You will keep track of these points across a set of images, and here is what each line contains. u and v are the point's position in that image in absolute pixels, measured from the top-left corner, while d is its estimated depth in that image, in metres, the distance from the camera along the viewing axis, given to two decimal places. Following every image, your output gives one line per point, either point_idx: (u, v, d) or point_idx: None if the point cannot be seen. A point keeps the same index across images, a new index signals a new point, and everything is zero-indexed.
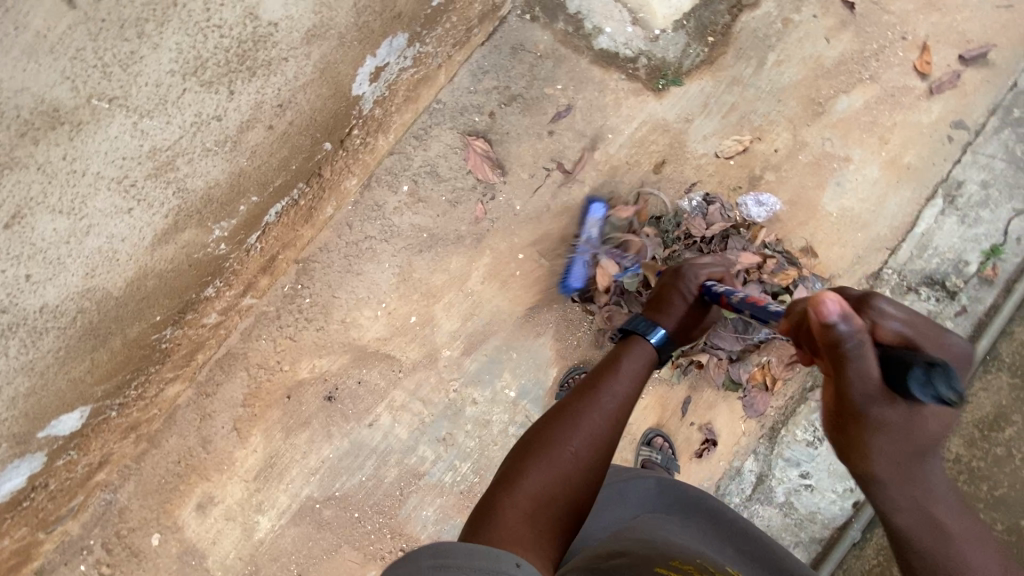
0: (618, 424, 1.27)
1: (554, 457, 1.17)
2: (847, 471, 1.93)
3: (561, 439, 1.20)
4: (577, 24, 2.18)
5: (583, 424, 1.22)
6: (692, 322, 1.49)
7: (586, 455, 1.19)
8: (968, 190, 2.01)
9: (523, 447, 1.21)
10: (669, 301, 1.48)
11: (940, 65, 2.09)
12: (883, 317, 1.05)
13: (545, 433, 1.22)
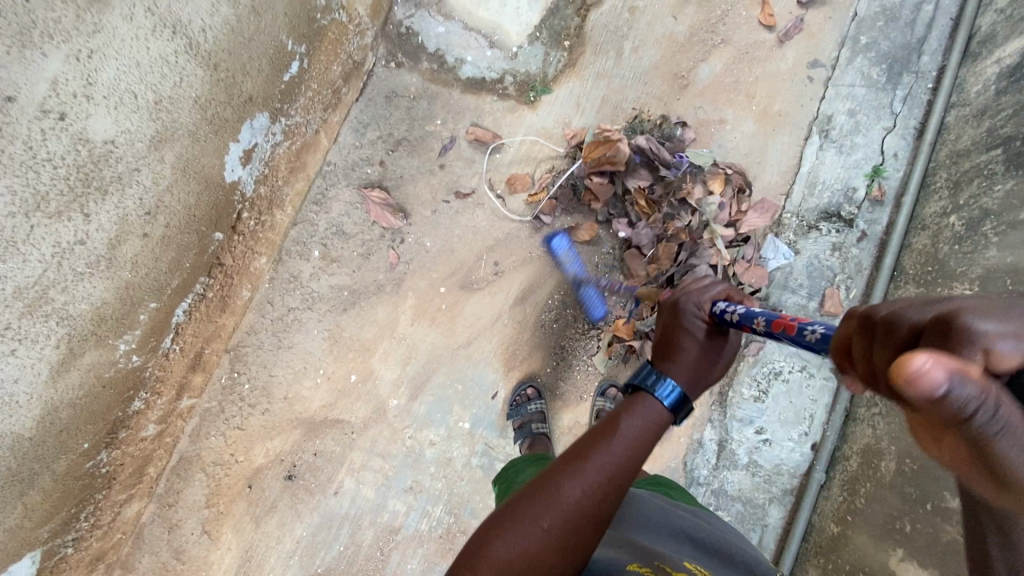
0: (614, 489, 1.05)
1: (524, 531, 0.98)
2: (797, 417, 1.92)
3: (534, 512, 1.00)
4: (439, 60, 2.26)
5: (570, 491, 1.02)
6: (709, 362, 1.20)
7: (570, 529, 0.99)
8: (839, 121, 2.08)
9: (497, 514, 1.04)
10: (680, 347, 1.21)
11: (783, 14, 2.18)
12: (990, 336, 0.60)
13: (528, 495, 1.03)
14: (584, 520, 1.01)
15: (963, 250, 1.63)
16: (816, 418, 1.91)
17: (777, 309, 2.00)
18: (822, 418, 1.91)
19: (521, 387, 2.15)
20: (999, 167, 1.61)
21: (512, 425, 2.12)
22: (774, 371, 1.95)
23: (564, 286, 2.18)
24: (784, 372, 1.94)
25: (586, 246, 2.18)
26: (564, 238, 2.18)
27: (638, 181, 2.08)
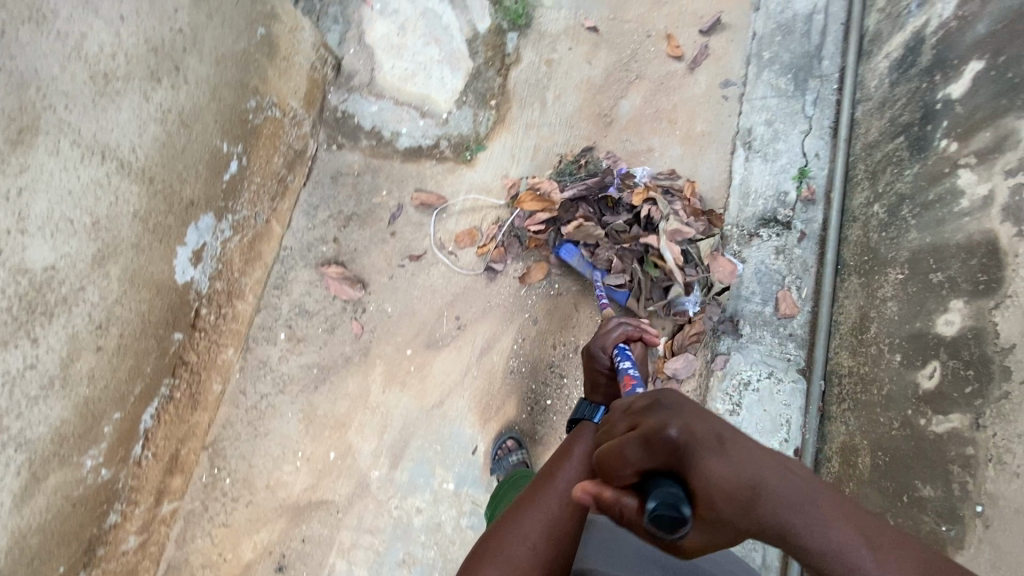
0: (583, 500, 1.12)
1: (509, 555, 1.04)
2: (773, 424, 1.87)
3: (518, 535, 1.07)
4: (377, 136, 2.38)
5: (542, 512, 1.10)
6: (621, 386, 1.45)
7: (551, 545, 1.05)
8: (758, 132, 2.18)
9: (485, 541, 1.09)
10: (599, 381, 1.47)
11: (688, 44, 2.33)
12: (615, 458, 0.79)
13: (507, 522, 1.11)
14: (560, 532, 1.06)
15: (890, 236, 1.67)
16: (793, 422, 1.86)
17: (735, 319, 2.01)
18: (798, 421, 1.86)
19: (499, 440, 2.12)
20: (905, 153, 1.68)
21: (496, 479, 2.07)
22: (742, 381, 1.94)
23: (527, 330, 2.21)
24: (751, 381, 1.93)
25: (541, 288, 2.21)
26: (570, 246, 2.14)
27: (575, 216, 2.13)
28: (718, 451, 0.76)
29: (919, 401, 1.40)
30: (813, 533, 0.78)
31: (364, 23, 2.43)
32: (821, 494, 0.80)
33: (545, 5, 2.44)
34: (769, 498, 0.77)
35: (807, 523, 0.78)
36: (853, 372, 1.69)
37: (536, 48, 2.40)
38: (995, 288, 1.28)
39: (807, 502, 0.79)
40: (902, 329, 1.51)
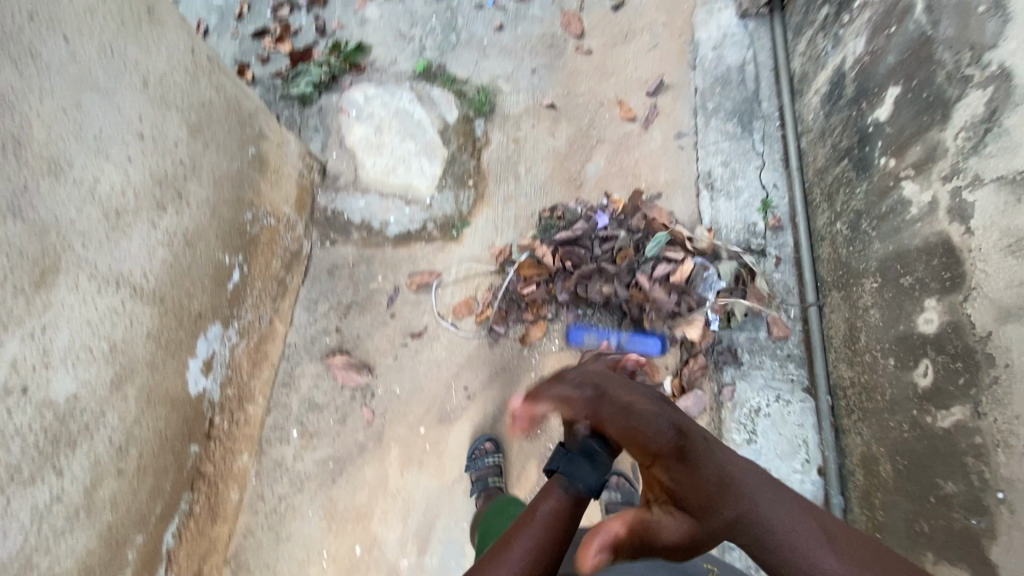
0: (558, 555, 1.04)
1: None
2: (792, 447, 1.91)
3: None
4: (367, 227, 2.53)
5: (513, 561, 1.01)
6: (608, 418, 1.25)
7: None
8: (717, 174, 2.35)
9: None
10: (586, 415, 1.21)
11: (638, 106, 2.56)
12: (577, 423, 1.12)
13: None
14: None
15: (857, 249, 1.78)
16: (810, 441, 1.90)
17: (733, 348, 2.07)
18: (815, 439, 1.90)
19: (478, 441, 2.19)
20: (852, 173, 1.83)
21: (469, 478, 2.12)
22: (753, 409, 1.98)
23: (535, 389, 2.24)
24: (762, 407, 1.97)
25: (542, 346, 2.27)
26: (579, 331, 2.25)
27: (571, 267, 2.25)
28: (701, 440, 1.01)
29: (921, 400, 1.45)
30: (780, 517, 0.95)
31: (344, 127, 2.67)
32: (786, 494, 0.98)
33: (505, 91, 2.69)
34: (744, 485, 0.97)
35: (775, 509, 0.95)
36: (855, 382, 1.75)
37: (503, 128, 2.62)
38: (960, 282, 1.35)
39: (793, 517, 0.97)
40: (889, 333, 1.59)
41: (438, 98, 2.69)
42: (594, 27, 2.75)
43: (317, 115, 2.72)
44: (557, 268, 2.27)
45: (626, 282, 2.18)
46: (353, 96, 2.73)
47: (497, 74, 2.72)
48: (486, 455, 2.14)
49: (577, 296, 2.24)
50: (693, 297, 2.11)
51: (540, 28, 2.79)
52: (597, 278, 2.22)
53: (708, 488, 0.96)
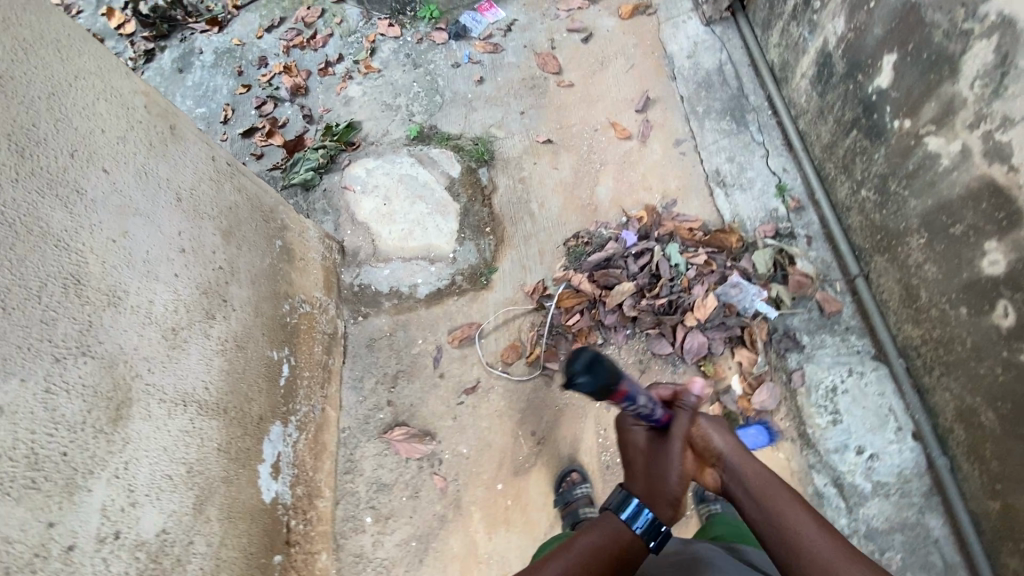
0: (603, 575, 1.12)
1: None
2: (879, 417, 1.88)
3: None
4: (396, 293, 2.52)
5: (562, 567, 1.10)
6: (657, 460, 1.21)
7: None
8: (726, 170, 2.42)
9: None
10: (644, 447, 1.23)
11: (631, 125, 2.66)
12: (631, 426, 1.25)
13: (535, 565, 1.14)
14: None
15: (891, 210, 1.83)
16: (896, 408, 1.88)
17: (791, 333, 2.06)
18: (900, 405, 1.87)
19: (564, 472, 2.14)
20: (866, 142, 1.91)
21: (560, 513, 2.07)
22: (829, 388, 1.96)
23: (604, 418, 2.21)
24: (838, 385, 1.95)
25: None
26: None
27: (613, 288, 2.24)
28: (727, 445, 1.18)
29: (1008, 340, 1.46)
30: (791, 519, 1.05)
31: (352, 204, 2.70)
32: (801, 510, 1.06)
33: (500, 137, 2.78)
34: (760, 486, 1.12)
35: (790, 512, 1.06)
36: (926, 338, 1.75)
37: (507, 172, 2.69)
38: (1017, 219, 1.40)
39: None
40: (953, 283, 1.61)
41: (438, 156, 2.76)
42: (569, 62, 2.89)
43: (323, 198, 2.76)
44: (597, 292, 2.27)
45: (670, 294, 2.18)
46: (354, 171, 2.79)
47: (489, 124, 2.83)
48: (574, 485, 2.09)
49: (623, 315, 2.23)
50: (743, 301, 2.11)
51: (519, 73, 2.93)
52: (640, 294, 2.22)
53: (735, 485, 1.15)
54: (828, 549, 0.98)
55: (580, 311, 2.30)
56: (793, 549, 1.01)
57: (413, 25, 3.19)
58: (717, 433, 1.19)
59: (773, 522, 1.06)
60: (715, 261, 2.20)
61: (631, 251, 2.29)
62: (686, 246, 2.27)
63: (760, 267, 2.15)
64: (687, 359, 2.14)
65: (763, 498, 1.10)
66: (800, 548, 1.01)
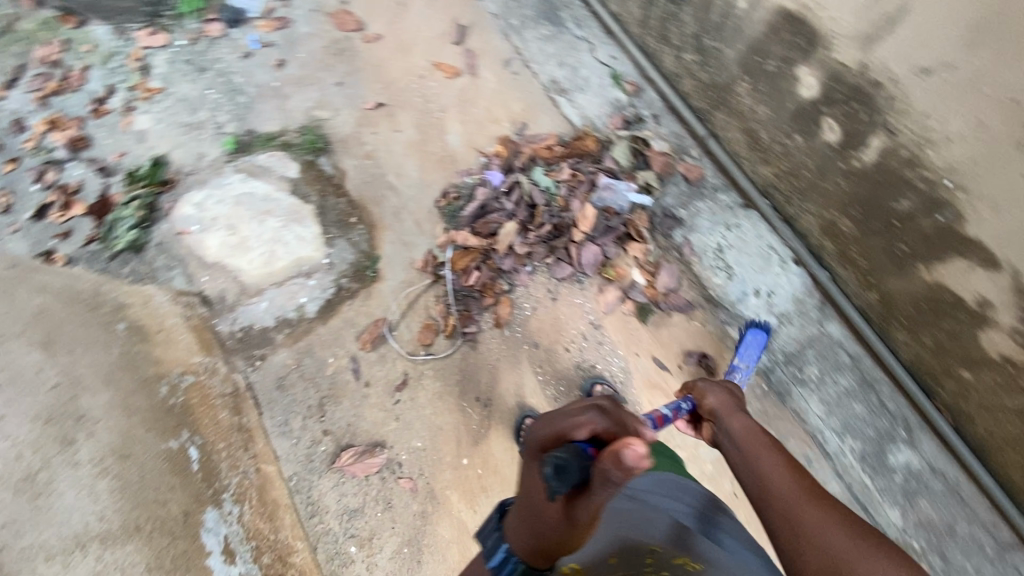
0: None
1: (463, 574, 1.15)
2: (765, 257, 2.02)
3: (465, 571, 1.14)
4: (285, 322, 2.31)
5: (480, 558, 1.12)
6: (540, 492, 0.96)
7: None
8: (561, 77, 2.37)
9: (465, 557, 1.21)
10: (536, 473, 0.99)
11: (455, 60, 2.51)
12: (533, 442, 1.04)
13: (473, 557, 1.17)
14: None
15: (713, 66, 1.87)
16: (775, 244, 2.02)
17: (670, 211, 2.15)
18: (778, 240, 2.02)
19: (519, 421, 2.16)
20: (672, 7, 1.93)
21: None
22: (716, 248, 2.08)
23: (537, 357, 2.21)
24: (722, 243, 2.07)
25: (517, 317, 2.23)
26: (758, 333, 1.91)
27: (498, 233, 2.19)
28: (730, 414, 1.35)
29: (841, 152, 1.56)
30: (776, 471, 1.12)
31: (197, 249, 2.39)
32: (791, 470, 1.12)
33: (326, 118, 2.52)
34: (752, 442, 1.23)
35: (776, 466, 1.13)
36: (779, 173, 1.86)
37: (349, 153, 2.47)
38: (814, 40, 1.49)
39: (867, 538, 0.95)
40: (783, 116, 1.68)
41: (267, 161, 2.48)
42: (368, 14, 2.64)
43: (161, 252, 2.41)
44: (486, 243, 2.20)
45: (552, 218, 2.17)
46: (183, 212, 2.45)
47: (309, 108, 2.55)
48: None
49: (518, 255, 2.19)
50: (618, 198, 2.15)
51: (319, 42, 2.63)
52: (526, 228, 2.19)
53: (730, 444, 1.27)
54: (806, 504, 1.03)
55: (477, 267, 2.23)
56: (772, 496, 1.07)
57: (178, 23, 2.74)
58: (711, 394, 1.42)
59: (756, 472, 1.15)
60: (580, 169, 2.20)
61: (501, 190, 2.23)
62: (550, 165, 2.24)
63: (621, 161, 2.18)
64: (589, 272, 2.18)
65: (753, 453, 1.20)
66: (779, 499, 1.06)
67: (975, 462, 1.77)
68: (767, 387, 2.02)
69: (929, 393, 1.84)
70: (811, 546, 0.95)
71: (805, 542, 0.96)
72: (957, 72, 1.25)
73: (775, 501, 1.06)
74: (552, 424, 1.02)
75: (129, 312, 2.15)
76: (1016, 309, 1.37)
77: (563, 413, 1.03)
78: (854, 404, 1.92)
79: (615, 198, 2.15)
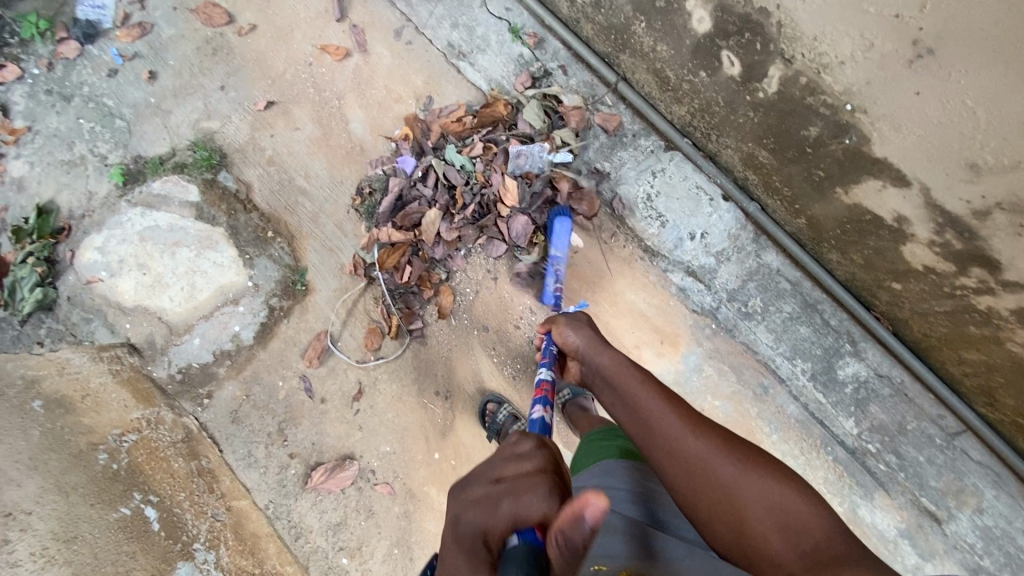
0: None
1: None
2: (694, 199, 1.97)
3: None
4: (223, 354, 2.20)
5: None
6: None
7: None
8: (457, 40, 2.19)
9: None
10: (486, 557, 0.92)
11: (342, 40, 2.29)
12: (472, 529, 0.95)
13: None
14: None
15: (606, 9, 1.75)
16: (702, 183, 1.97)
17: (594, 166, 2.06)
18: (704, 179, 1.97)
19: (481, 407, 2.13)
20: None
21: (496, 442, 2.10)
22: (646, 198, 2.01)
23: (488, 339, 2.17)
24: (650, 192, 2.01)
25: (460, 303, 2.17)
26: (563, 216, 2.00)
27: (422, 223, 2.08)
28: (599, 351, 1.39)
29: (745, 85, 1.49)
30: (657, 409, 1.18)
31: (111, 295, 2.24)
32: (670, 406, 1.18)
33: (217, 129, 2.31)
34: (626, 378, 1.28)
35: (657, 405, 1.18)
36: (691, 112, 1.78)
37: (250, 162, 2.28)
38: None
39: (739, 456, 1.08)
40: (683, 53, 1.59)
41: (165, 188, 2.28)
42: (235, 2, 2.36)
43: (74, 307, 2.24)
44: (412, 235, 2.10)
45: (474, 196, 2.07)
46: (87, 259, 2.27)
47: (195, 120, 2.33)
48: (496, 412, 2.10)
49: (448, 242, 2.10)
50: (539, 163, 2.04)
51: (189, 44, 2.36)
52: (450, 211, 2.09)
53: (604, 381, 1.33)
54: (686, 437, 1.11)
55: (409, 261, 2.13)
56: (656, 433, 1.14)
57: (27, 51, 2.38)
58: (574, 332, 1.47)
59: (636, 410, 1.20)
60: (495, 139, 2.08)
61: (417, 176, 2.11)
62: (462, 140, 2.11)
63: (535, 122, 2.05)
64: (523, 246, 2.10)
65: (626, 389, 1.26)
66: (666, 439, 1.12)
67: (918, 363, 1.83)
68: (715, 327, 2.02)
69: (867, 305, 1.87)
70: (698, 485, 1.06)
71: (692, 469, 1.07)
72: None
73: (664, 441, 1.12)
74: (496, 508, 0.95)
75: (43, 386, 2.07)
76: (929, 222, 1.36)
77: (504, 491, 0.98)
78: (799, 327, 1.93)
79: (535, 163, 2.04)
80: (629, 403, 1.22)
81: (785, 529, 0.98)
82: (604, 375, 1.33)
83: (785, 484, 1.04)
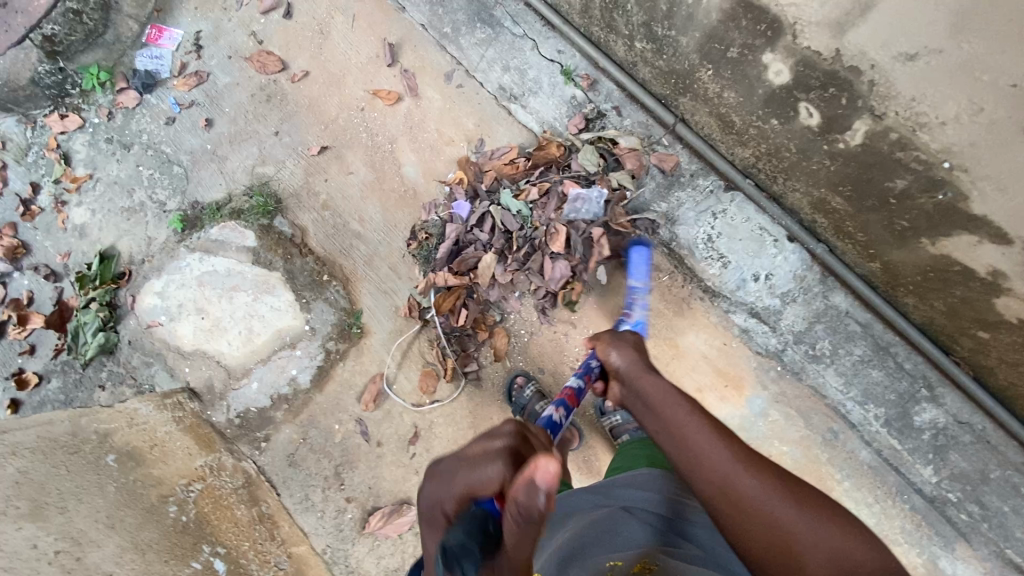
0: None
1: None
2: (756, 241, 1.93)
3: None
4: (281, 398, 2.22)
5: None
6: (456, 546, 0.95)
7: None
8: (509, 82, 2.20)
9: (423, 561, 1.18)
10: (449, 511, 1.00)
11: (394, 84, 2.31)
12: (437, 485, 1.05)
13: None
14: None
15: (670, 54, 1.72)
16: (765, 224, 1.94)
17: (650, 208, 2.03)
18: (766, 220, 1.93)
19: (509, 380, 2.13)
20: None
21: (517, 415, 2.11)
22: (706, 240, 1.97)
23: (544, 383, 2.13)
24: (711, 233, 1.97)
25: (516, 345, 2.15)
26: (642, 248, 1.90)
27: (478, 267, 2.08)
28: (638, 372, 1.33)
29: (823, 135, 1.47)
30: (696, 433, 1.13)
31: (170, 339, 2.27)
32: (712, 433, 1.13)
33: (272, 174, 2.35)
34: (664, 401, 1.22)
35: (697, 431, 1.14)
36: (756, 156, 1.75)
37: (304, 207, 2.31)
38: (779, 26, 1.38)
39: (792, 491, 1.06)
40: (754, 101, 1.58)
41: (222, 235, 2.32)
42: (288, 50, 2.41)
43: (135, 350, 2.28)
44: (466, 280, 2.10)
45: (528, 240, 2.07)
46: (147, 304, 2.31)
47: (250, 166, 2.37)
48: (522, 388, 2.09)
49: (503, 284, 2.10)
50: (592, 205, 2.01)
51: (244, 91, 2.41)
52: (504, 254, 2.09)
53: (639, 402, 1.28)
54: (726, 460, 1.08)
55: (464, 305, 2.13)
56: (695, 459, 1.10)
57: (89, 101, 2.45)
58: (617, 352, 1.39)
59: (674, 434, 1.16)
60: (548, 183, 2.07)
61: (471, 222, 2.11)
62: (516, 184, 2.11)
63: (590, 165, 2.03)
64: (571, 284, 2.05)
65: (663, 412, 1.20)
66: (707, 465, 1.08)
67: (1002, 412, 1.75)
68: (780, 368, 1.97)
69: (946, 349, 1.80)
70: (747, 516, 1.02)
71: (735, 496, 1.04)
72: (942, 56, 1.20)
73: (704, 467, 1.09)
74: (461, 478, 1.00)
75: (114, 438, 2.08)
76: None
77: (465, 464, 1.02)
78: (871, 371, 1.87)
79: (588, 207, 2.01)
80: (667, 426, 1.18)
81: (838, 563, 0.97)
82: (642, 397, 1.27)
83: (835, 518, 1.03)
